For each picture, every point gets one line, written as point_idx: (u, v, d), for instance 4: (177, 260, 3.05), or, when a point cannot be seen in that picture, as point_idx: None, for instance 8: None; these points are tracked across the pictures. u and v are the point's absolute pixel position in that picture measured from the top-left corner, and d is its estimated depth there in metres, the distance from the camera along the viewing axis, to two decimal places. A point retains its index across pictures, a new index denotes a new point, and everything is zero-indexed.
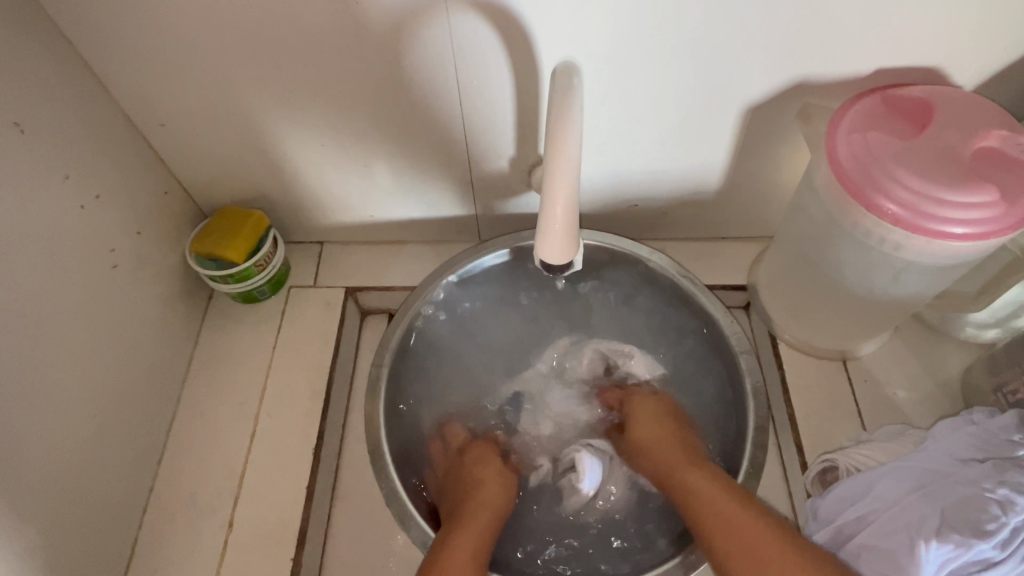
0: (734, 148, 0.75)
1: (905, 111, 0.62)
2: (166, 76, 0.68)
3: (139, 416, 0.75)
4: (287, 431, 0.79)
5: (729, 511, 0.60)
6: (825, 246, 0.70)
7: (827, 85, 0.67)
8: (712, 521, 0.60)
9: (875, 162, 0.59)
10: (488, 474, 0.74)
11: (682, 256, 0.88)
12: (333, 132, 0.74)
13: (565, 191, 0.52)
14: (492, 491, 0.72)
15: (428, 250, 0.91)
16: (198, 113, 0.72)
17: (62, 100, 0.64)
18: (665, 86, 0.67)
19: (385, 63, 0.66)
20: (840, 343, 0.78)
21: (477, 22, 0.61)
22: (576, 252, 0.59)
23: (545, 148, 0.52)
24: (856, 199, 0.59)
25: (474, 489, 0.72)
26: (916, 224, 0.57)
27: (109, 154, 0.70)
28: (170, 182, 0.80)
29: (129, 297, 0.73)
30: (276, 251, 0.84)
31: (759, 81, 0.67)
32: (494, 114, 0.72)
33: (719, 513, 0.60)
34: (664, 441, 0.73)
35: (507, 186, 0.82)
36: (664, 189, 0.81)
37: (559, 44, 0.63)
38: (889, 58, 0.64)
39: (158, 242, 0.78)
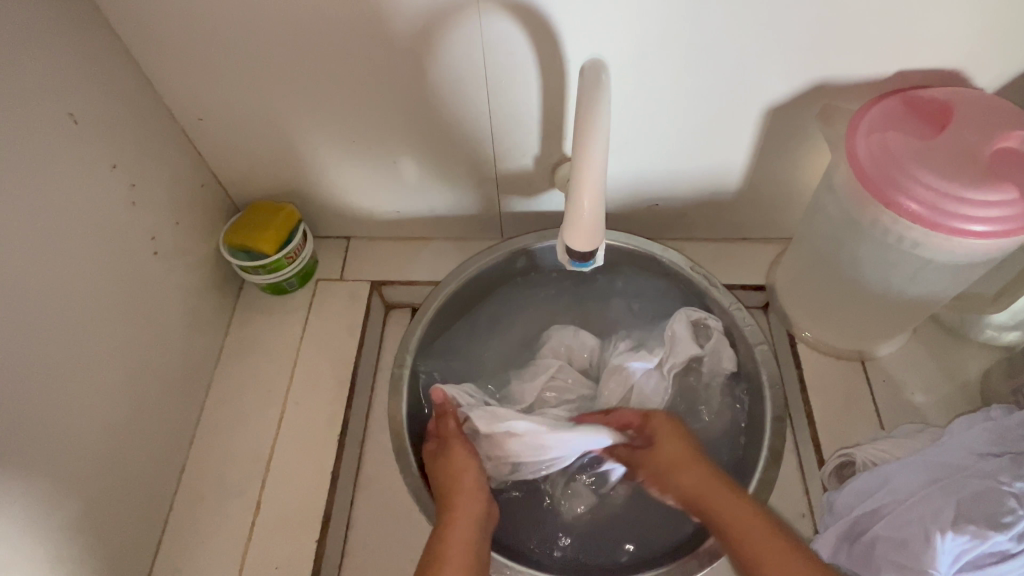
0: (755, 148, 0.76)
1: (924, 112, 0.63)
2: (206, 72, 0.71)
3: (173, 398, 0.77)
4: (313, 418, 0.81)
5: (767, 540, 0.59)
6: (844, 246, 0.70)
7: (848, 87, 0.68)
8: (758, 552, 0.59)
9: (894, 161, 0.60)
10: (459, 456, 0.70)
11: (701, 256, 0.89)
12: (364, 128, 0.77)
13: (593, 183, 0.54)
14: (470, 470, 0.69)
15: (452, 246, 0.94)
16: (236, 109, 0.75)
17: (111, 93, 0.67)
18: (689, 86, 0.69)
19: (415, 61, 0.68)
20: (858, 343, 0.79)
21: (506, 22, 0.63)
22: (602, 242, 0.60)
23: (573, 147, 0.54)
24: (877, 198, 0.60)
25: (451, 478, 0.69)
26: (935, 221, 0.58)
27: (151, 146, 0.73)
28: (206, 175, 0.83)
29: (166, 284, 0.76)
30: (305, 244, 0.87)
31: (781, 81, 0.68)
32: (519, 113, 0.74)
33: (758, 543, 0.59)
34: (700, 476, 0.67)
35: (530, 184, 0.84)
36: (685, 188, 0.82)
37: (585, 44, 0.65)
38: (911, 60, 0.65)
39: (195, 232, 0.81)
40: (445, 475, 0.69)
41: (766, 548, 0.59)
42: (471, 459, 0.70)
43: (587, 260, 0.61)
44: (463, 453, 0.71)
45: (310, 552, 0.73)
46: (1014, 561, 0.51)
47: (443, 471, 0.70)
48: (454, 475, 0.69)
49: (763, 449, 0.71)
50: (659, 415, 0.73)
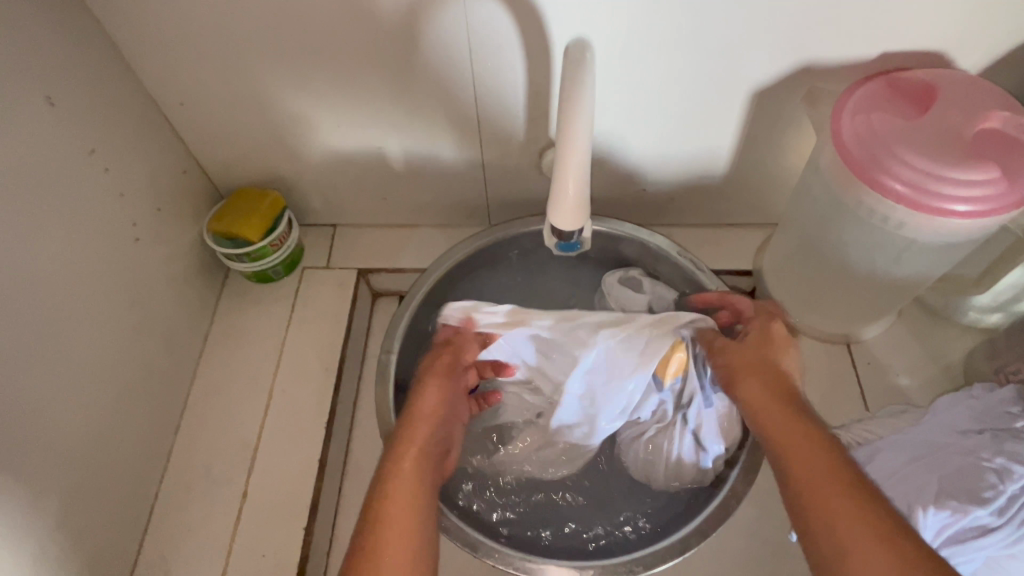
0: (741, 132, 0.76)
1: (908, 93, 0.63)
2: (186, 54, 0.69)
3: (157, 387, 0.77)
4: (299, 405, 0.81)
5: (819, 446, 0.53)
6: (829, 228, 0.71)
7: (833, 70, 0.68)
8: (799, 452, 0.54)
9: (879, 142, 0.60)
10: (429, 394, 0.69)
11: (688, 241, 0.89)
12: (348, 113, 0.76)
13: (576, 166, 0.54)
14: (438, 411, 0.67)
15: (439, 233, 0.93)
16: (218, 94, 0.74)
17: (89, 77, 0.66)
18: (675, 68, 0.69)
19: (399, 44, 0.67)
20: (843, 326, 0.80)
21: (491, 3, 0.63)
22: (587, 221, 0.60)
23: (556, 125, 0.53)
24: (862, 179, 0.60)
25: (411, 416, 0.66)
26: (919, 201, 0.58)
27: (131, 131, 0.72)
28: (189, 161, 0.82)
29: (149, 271, 0.75)
30: (291, 232, 0.86)
31: (767, 64, 0.68)
32: (505, 98, 0.73)
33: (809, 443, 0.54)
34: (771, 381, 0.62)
35: (517, 169, 0.83)
36: (673, 173, 0.82)
37: (570, 26, 0.65)
38: (895, 42, 0.65)
39: (178, 220, 0.80)
40: (409, 416, 0.66)
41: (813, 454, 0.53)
42: (440, 402, 0.68)
43: (572, 239, 0.62)
44: (436, 393, 0.69)
45: (298, 540, 0.73)
46: (993, 535, 0.52)
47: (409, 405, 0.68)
48: (420, 413, 0.66)
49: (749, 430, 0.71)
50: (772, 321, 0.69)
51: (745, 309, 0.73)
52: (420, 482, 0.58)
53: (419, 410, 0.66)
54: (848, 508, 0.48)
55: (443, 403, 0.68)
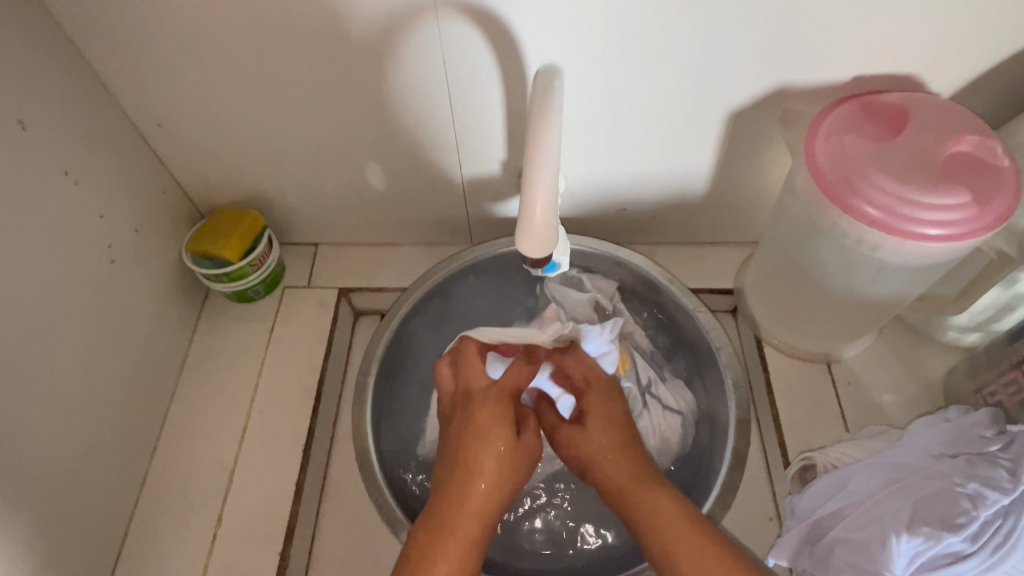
0: (718, 153, 0.76)
1: (881, 116, 0.64)
2: (164, 76, 0.69)
3: (133, 409, 0.76)
4: (277, 427, 0.80)
5: (662, 510, 0.58)
6: (806, 249, 0.71)
7: (808, 92, 0.69)
8: (649, 523, 0.58)
9: (853, 166, 0.60)
10: (482, 449, 0.61)
11: (669, 260, 0.89)
12: (327, 133, 0.76)
13: (546, 189, 0.53)
14: (490, 472, 0.60)
15: (421, 252, 0.93)
16: (197, 115, 0.74)
17: (65, 99, 0.66)
18: (651, 90, 0.69)
19: (377, 66, 0.68)
20: (824, 346, 0.79)
21: (465, 27, 0.63)
22: (556, 246, 0.59)
23: (526, 148, 0.52)
24: (835, 203, 0.60)
25: (467, 478, 0.60)
26: (892, 225, 0.58)
27: (108, 152, 0.72)
28: (168, 181, 0.82)
29: (126, 292, 0.75)
30: (271, 251, 0.86)
31: (741, 87, 0.68)
32: (484, 118, 0.74)
33: (654, 512, 0.58)
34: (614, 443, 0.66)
35: (497, 189, 0.83)
36: (652, 192, 0.83)
37: (545, 49, 0.65)
38: (867, 66, 0.66)
39: (156, 239, 0.80)
40: (463, 468, 0.61)
41: (667, 519, 0.57)
42: (498, 462, 0.61)
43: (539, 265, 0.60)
44: (496, 452, 0.61)
45: (275, 564, 0.72)
46: (967, 562, 0.52)
47: (461, 461, 0.61)
48: (472, 471, 0.60)
49: (728, 451, 0.71)
50: (593, 387, 0.72)
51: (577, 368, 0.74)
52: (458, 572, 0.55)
53: (477, 470, 0.60)
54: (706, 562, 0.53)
55: (496, 460, 0.61)
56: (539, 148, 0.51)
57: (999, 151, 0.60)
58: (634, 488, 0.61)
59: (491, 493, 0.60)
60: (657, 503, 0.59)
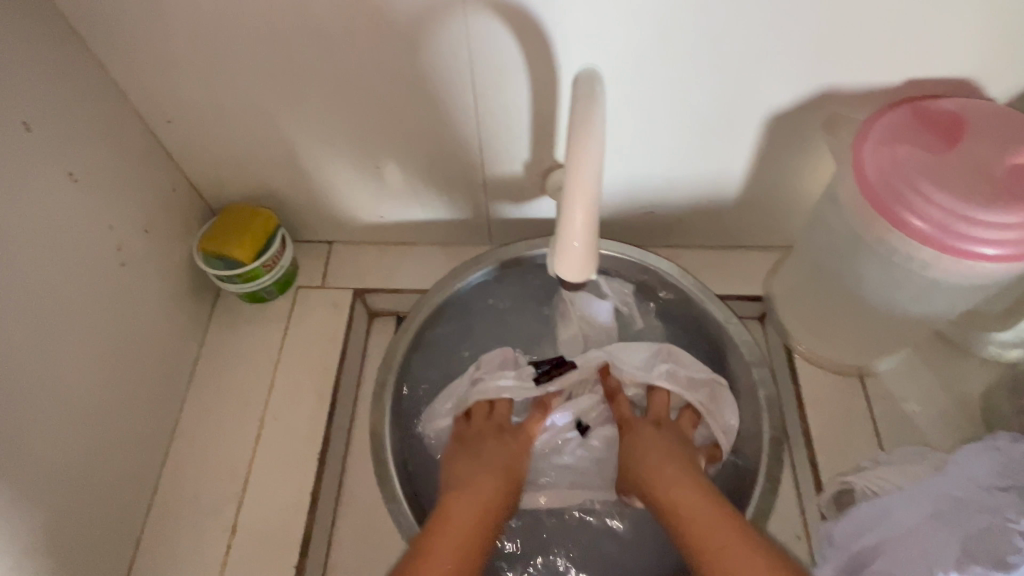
0: (755, 156, 0.73)
1: (935, 123, 0.60)
2: (174, 70, 0.66)
3: (143, 416, 0.74)
4: (291, 434, 0.78)
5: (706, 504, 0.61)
6: (848, 262, 0.68)
7: (855, 95, 0.65)
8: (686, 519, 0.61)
9: (903, 177, 0.57)
10: (489, 452, 0.71)
11: (696, 264, 0.86)
12: (344, 130, 0.73)
13: (586, 196, 0.49)
14: (485, 476, 0.68)
15: (438, 252, 0.90)
16: (208, 110, 0.71)
17: (73, 96, 0.63)
18: (688, 91, 0.65)
19: (399, 62, 0.64)
20: (858, 358, 0.76)
21: (494, 24, 0.60)
22: (592, 269, 0.55)
23: (567, 150, 0.48)
24: (883, 215, 0.57)
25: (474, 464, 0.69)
26: (943, 242, 0.55)
27: (118, 150, 0.69)
28: (178, 177, 0.79)
29: (136, 295, 0.72)
30: (284, 251, 0.83)
31: (783, 90, 0.64)
32: (509, 118, 0.70)
33: (691, 509, 0.61)
34: (665, 457, 0.68)
35: (519, 189, 0.80)
36: (682, 195, 0.79)
37: (578, 46, 0.61)
38: (920, 69, 0.62)
39: (166, 239, 0.77)
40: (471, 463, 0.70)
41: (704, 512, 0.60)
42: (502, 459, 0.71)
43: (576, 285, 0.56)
44: (498, 449, 0.72)
45: None
46: None
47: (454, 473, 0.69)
48: (469, 481, 0.67)
49: (762, 472, 0.70)
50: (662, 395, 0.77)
51: (653, 405, 0.76)
52: (463, 551, 0.60)
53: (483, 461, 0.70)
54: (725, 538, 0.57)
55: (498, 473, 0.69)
56: (580, 164, 0.48)
57: None
58: (679, 486, 0.64)
59: (493, 498, 0.66)
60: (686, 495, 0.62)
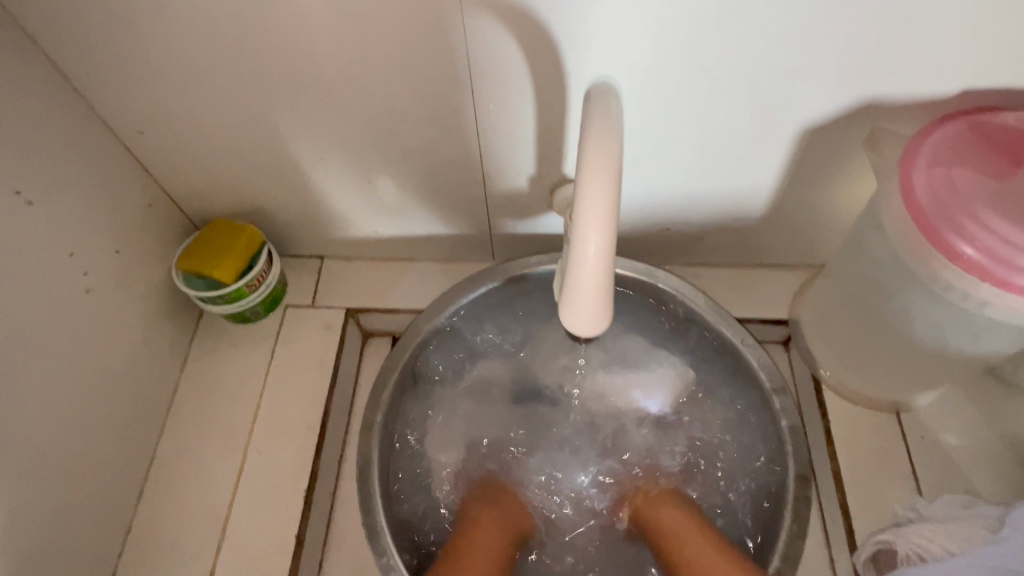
0: (784, 173, 0.66)
1: (995, 143, 0.53)
2: (144, 79, 0.60)
3: (115, 452, 0.68)
4: (276, 470, 0.72)
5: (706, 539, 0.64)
6: (889, 292, 0.61)
7: (902, 108, 0.58)
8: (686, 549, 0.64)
9: (956, 201, 0.51)
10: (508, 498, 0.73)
11: (716, 284, 0.79)
12: (333, 143, 0.67)
13: (600, 215, 0.40)
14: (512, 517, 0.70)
15: (437, 268, 0.84)
16: (185, 123, 0.65)
17: (30, 110, 0.57)
18: (712, 102, 0.58)
19: (391, 71, 0.58)
20: (895, 393, 0.69)
21: (496, 28, 0.53)
22: (606, 317, 0.46)
23: (578, 165, 0.41)
24: (934, 244, 0.51)
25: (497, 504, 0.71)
26: (1006, 279, 0.48)
27: (85, 167, 0.63)
28: (155, 192, 0.73)
29: (106, 323, 0.67)
30: (271, 269, 0.77)
31: (819, 101, 0.58)
32: (514, 130, 0.64)
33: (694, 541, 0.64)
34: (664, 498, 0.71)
35: (525, 205, 0.74)
36: (702, 212, 0.72)
37: (591, 51, 0.55)
38: (979, 80, 0.55)
39: (141, 260, 0.71)
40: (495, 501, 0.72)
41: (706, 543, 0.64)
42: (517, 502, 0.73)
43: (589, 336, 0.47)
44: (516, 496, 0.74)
45: None
46: None
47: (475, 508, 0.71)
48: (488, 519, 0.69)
49: (788, 518, 0.62)
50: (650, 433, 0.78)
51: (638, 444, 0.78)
52: None
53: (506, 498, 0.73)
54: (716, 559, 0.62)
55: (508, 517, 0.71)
56: (588, 182, 0.40)
57: None
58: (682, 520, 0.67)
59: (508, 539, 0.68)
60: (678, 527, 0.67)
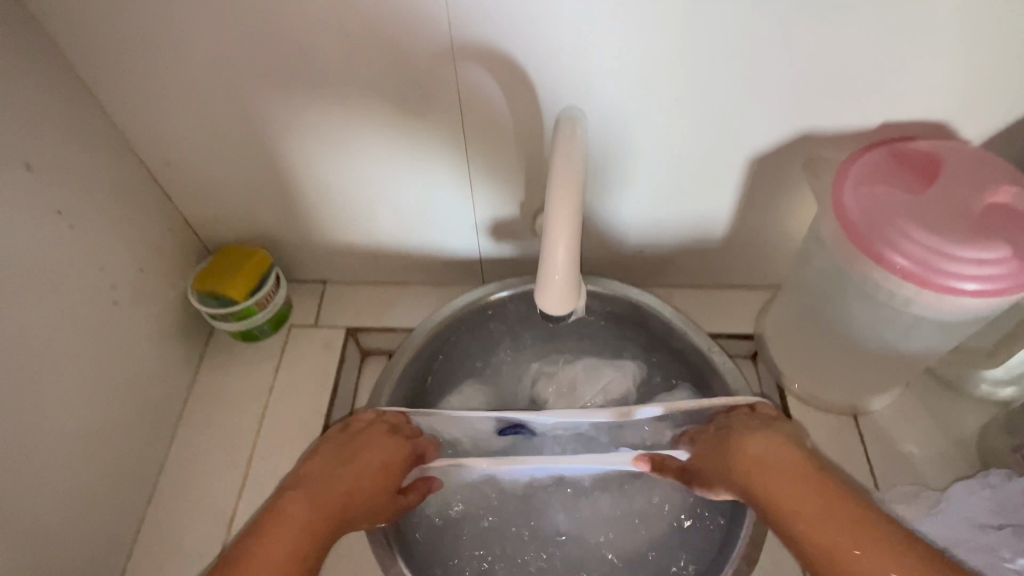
0: (739, 198, 0.74)
1: (911, 166, 0.61)
2: (175, 116, 0.69)
3: (129, 456, 0.73)
4: (278, 474, 0.77)
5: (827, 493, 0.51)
6: (835, 299, 0.68)
7: (834, 138, 0.67)
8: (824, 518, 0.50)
9: (883, 215, 0.58)
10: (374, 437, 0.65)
11: (686, 303, 0.86)
12: (339, 172, 0.75)
13: (567, 226, 0.50)
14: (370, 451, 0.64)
15: (430, 292, 0.91)
16: (208, 156, 0.74)
17: (76, 139, 0.65)
18: (671, 133, 0.67)
19: (393, 106, 0.66)
20: (849, 397, 0.76)
21: (484, 70, 0.62)
22: (577, 298, 0.56)
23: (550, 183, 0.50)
24: (864, 251, 0.58)
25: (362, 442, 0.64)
26: (927, 279, 0.55)
27: (117, 192, 0.70)
28: (176, 219, 0.81)
29: (128, 334, 0.73)
30: (278, 290, 0.84)
31: (763, 132, 0.67)
32: (501, 160, 0.72)
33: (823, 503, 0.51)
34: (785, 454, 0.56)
35: (511, 230, 0.82)
36: (670, 235, 0.80)
37: (564, 89, 0.64)
38: (897, 114, 0.64)
39: (161, 279, 0.78)
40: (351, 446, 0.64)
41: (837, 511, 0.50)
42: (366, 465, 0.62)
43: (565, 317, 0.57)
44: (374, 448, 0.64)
45: None
46: None
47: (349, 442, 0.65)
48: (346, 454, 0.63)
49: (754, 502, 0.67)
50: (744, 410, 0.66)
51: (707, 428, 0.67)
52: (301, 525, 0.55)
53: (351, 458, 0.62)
54: (868, 549, 0.47)
55: (357, 481, 0.61)
56: (560, 197, 0.49)
57: None
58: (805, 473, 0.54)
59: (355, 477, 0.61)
60: (777, 482, 0.54)
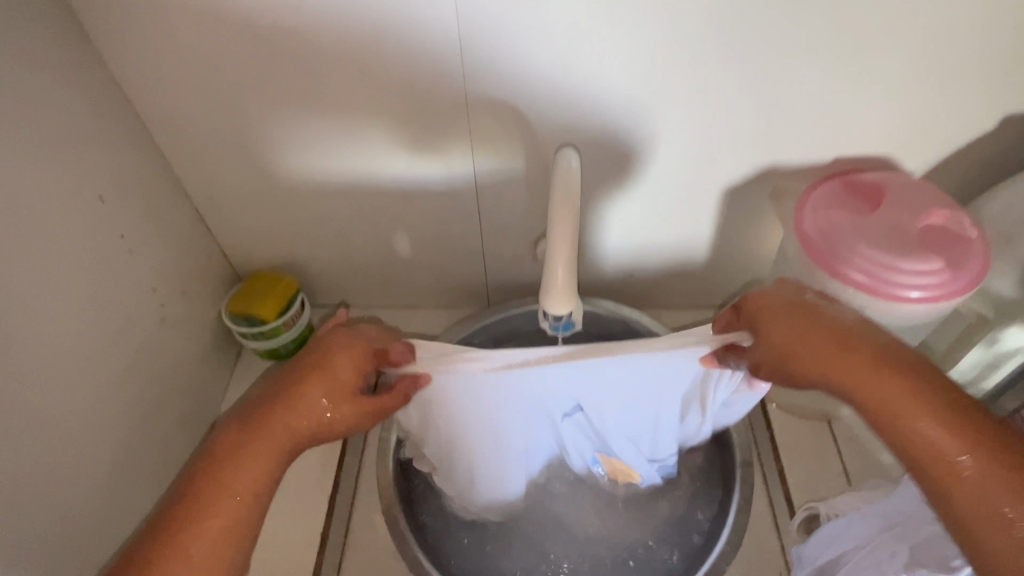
0: (715, 226, 0.84)
1: (861, 193, 0.71)
2: (220, 156, 0.78)
3: (169, 461, 0.80)
4: (303, 478, 0.84)
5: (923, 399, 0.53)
6: None
7: (797, 171, 0.77)
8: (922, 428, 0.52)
9: (837, 236, 0.68)
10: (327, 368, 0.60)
11: (673, 322, 0.96)
12: (361, 203, 0.84)
13: (566, 247, 0.59)
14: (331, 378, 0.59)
15: (440, 315, 1.00)
16: (245, 192, 0.83)
17: (134, 176, 0.74)
18: (654, 167, 0.77)
19: (411, 144, 0.76)
20: (823, 404, 0.85)
21: (492, 113, 0.72)
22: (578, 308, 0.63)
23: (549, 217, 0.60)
24: (824, 267, 0.67)
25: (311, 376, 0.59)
26: (877, 290, 0.65)
27: (166, 222, 0.80)
28: (213, 248, 0.90)
29: (172, 350, 0.81)
30: (303, 312, 0.93)
31: (735, 166, 0.76)
32: (505, 192, 0.81)
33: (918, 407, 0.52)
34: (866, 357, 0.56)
35: (514, 256, 0.91)
36: (657, 259, 0.90)
37: (561, 130, 0.73)
38: (848, 149, 0.75)
39: (199, 301, 0.86)
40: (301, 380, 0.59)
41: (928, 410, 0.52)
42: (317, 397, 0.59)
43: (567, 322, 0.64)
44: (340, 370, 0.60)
45: None
46: None
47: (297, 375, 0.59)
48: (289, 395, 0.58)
49: (735, 498, 0.78)
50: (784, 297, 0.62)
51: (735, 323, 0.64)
52: (235, 480, 0.54)
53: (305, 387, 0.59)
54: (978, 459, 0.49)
55: (313, 412, 0.58)
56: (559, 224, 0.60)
57: (967, 224, 0.67)
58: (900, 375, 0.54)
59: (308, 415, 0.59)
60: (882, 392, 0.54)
